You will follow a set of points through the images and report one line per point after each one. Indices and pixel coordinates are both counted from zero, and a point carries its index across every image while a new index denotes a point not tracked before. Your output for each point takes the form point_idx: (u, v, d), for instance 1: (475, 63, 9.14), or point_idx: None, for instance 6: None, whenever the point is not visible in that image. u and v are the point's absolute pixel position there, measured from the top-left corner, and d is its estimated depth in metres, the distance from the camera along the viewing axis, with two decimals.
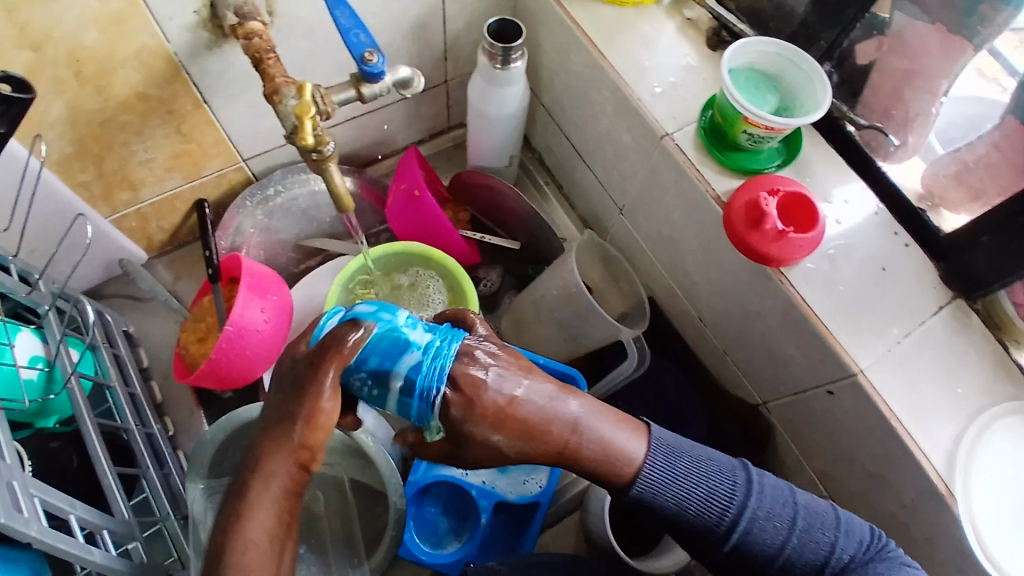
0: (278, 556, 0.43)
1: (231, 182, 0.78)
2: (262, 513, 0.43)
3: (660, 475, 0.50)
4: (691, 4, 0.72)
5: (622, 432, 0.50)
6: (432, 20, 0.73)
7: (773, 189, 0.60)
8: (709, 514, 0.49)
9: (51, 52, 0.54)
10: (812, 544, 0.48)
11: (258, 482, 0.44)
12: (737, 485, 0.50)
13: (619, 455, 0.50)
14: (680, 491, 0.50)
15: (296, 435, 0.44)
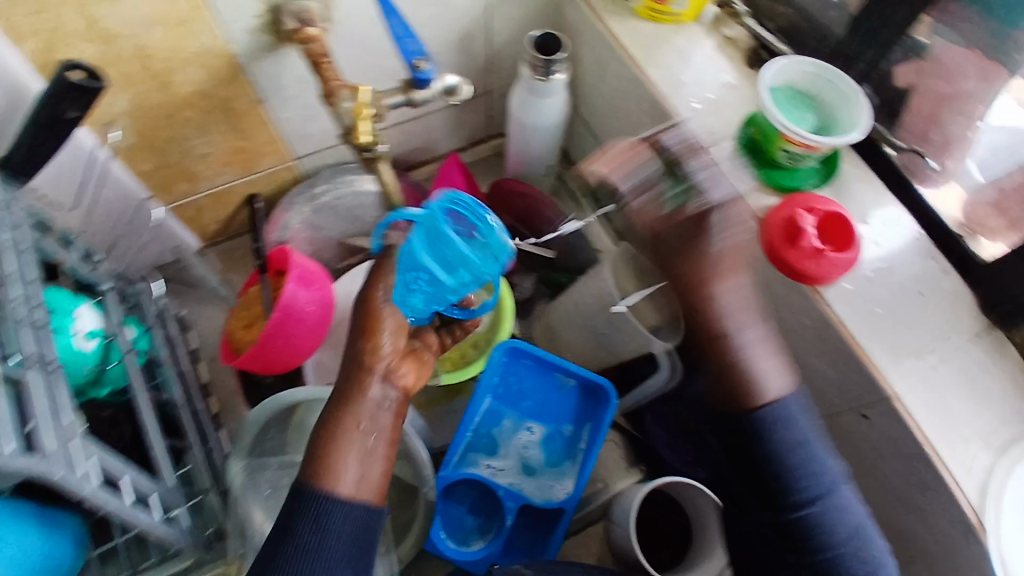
0: (367, 459, 0.51)
1: (281, 180, 0.83)
2: (353, 417, 0.52)
3: (787, 415, 0.56)
4: (730, 22, 0.73)
5: (775, 375, 0.58)
6: (477, 32, 0.76)
7: (812, 207, 0.62)
8: (805, 483, 0.55)
9: (119, 45, 0.57)
10: (863, 558, 0.55)
11: (348, 394, 0.52)
12: (825, 477, 0.56)
13: (761, 383, 0.57)
14: (795, 444, 0.56)
15: (369, 350, 0.54)
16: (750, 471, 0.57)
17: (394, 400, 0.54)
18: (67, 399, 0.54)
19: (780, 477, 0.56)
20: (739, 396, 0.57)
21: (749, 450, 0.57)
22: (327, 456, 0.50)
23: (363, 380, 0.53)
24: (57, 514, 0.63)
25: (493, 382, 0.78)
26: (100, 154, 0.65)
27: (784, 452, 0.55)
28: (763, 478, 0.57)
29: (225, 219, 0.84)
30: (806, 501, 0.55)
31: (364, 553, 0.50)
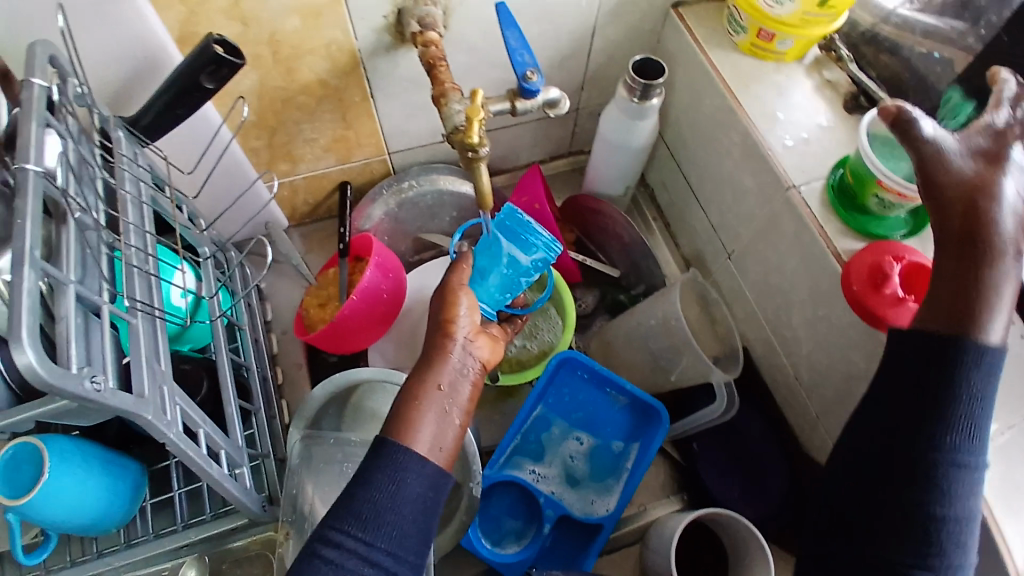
0: (442, 419, 0.53)
1: (372, 172, 0.87)
2: (430, 379, 0.53)
3: (987, 364, 0.50)
4: (832, 66, 0.74)
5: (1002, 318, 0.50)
6: (578, 51, 0.79)
7: (899, 256, 0.60)
8: (961, 436, 0.50)
9: (256, 30, 0.62)
10: (959, 530, 0.49)
11: (428, 360, 0.55)
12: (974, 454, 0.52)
13: (989, 316, 0.50)
14: (974, 394, 0.50)
15: (446, 324, 0.56)
16: (906, 394, 0.52)
17: (473, 370, 0.56)
18: (164, 349, 0.54)
19: (950, 420, 0.50)
20: (963, 316, 0.50)
21: (928, 372, 0.50)
22: (409, 414, 0.52)
23: (446, 346, 0.55)
24: (117, 458, 0.68)
25: (549, 391, 0.80)
26: (224, 134, 0.69)
27: (967, 398, 0.49)
28: (925, 403, 0.50)
29: (318, 201, 0.89)
30: (949, 449, 0.50)
31: (429, 515, 0.50)
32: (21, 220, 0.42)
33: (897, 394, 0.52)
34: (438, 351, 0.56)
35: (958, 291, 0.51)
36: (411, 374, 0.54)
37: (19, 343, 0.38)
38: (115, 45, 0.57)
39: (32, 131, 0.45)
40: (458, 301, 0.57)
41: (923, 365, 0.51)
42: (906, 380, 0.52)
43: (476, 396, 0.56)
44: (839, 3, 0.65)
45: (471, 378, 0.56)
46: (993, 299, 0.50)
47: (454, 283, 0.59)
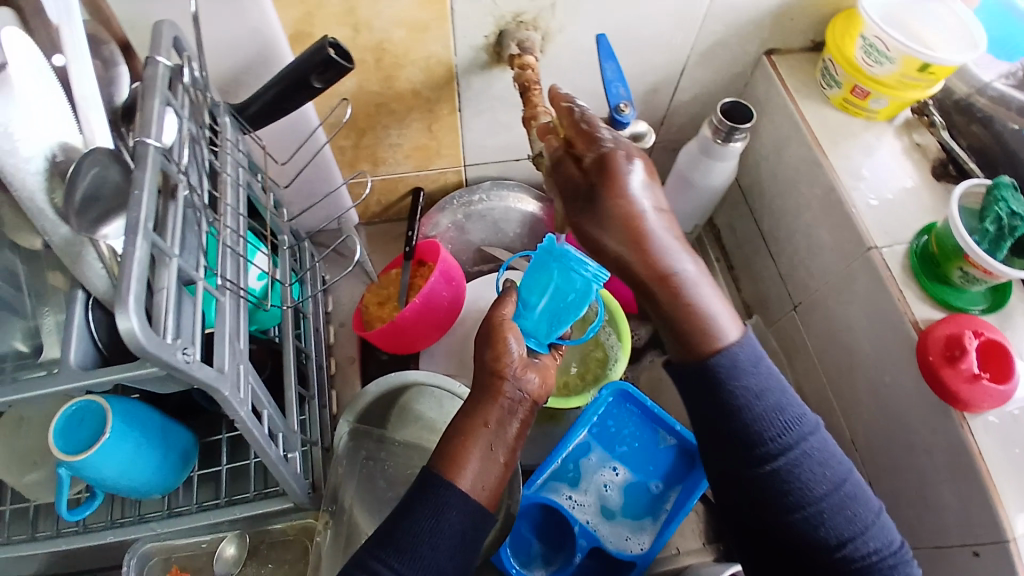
0: (488, 453, 0.56)
1: (446, 181, 0.90)
2: (478, 416, 0.57)
3: (742, 364, 0.52)
4: (923, 130, 0.74)
5: (727, 317, 0.53)
6: (665, 86, 0.80)
7: (977, 331, 0.60)
8: (778, 432, 0.51)
9: (364, 36, 0.65)
10: (845, 515, 0.51)
11: (483, 399, 0.57)
12: (800, 425, 0.52)
13: (713, 329, 0.52)
14: (754, 390, 0.52)
15: (495, 364, 0.58)
16: (701, 414, 0.54)
17: (523, 406, 0.58)
18: (243, 328, 0.57)
19: (753, 428, 0.52)
20: (691, 340, 0.53)
21: (707, 393, 0.53)
22: (457, 450, 0.55)
23: (498, 386, 0.58)
24: (172, 427, 0.70)
25: (595, 417, 0.78)
26: (318, 134, 0.73)
27: (745, 403, 0.51)
28: (730, 428, 0.52)
29: (389, 203, 0.92)
30: (775, 452, 0.52)
31: (470, 545, 0.54)
32: (138, 191, 0.44)
33: (717, 418, 0.53)
34: (490, 388, 0.58)
35: (673, 317, 0.53)
36: (464, 411, 0.58)
37: (125, 309, 0.40)
38: (234, 33, 0.60)
39: (155, 108, 0.48)
40: (506, 339, 0.59)
41: (695, 389, 0.53)
42: (693, 406, 0.54)
43: (524, 432, 0.59)
44: (940, 72, 0.64)
45: (520, 419, 0.58)
46: (705, 316, 0.52)
47: (498, 319, 0.62)
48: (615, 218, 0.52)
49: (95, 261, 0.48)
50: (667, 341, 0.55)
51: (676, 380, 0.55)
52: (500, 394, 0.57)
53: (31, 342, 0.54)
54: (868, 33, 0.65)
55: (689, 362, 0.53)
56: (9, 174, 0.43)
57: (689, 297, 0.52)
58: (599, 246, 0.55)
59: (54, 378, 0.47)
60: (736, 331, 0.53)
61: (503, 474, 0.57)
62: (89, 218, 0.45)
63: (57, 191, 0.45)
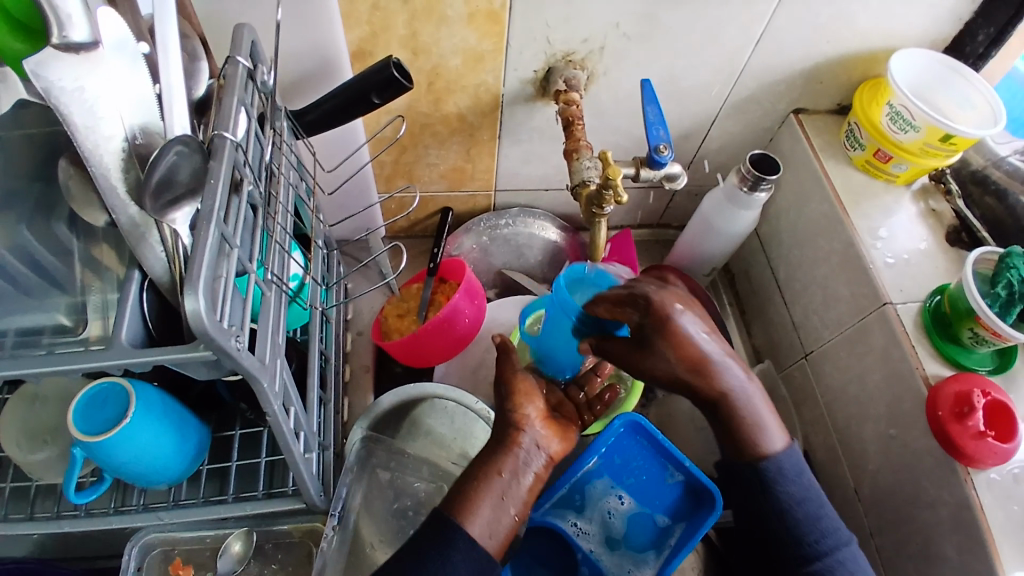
0: (501, 500, 0.59)
1: (476, 205, 0.93)
2: (491, 462, 0.60)
3: (787, 473, 0.62)
4: (939, 197, 0.78)
5: (773, 426, 0.63)
6: (695, 134, 0.83)
7: (986, 391, 0.63)
8: (818, 537, 0.61)
9: (422, 61, 0.68)
10: None
11: (503, 447, 0.61)
12: (835, 531, 0.62)
13: (765, 438, 0.63)
14: (797, 498, 0.62)
15: (511, 414, 0.63)
16: (750, 516, 0.64)
17: (540, 460, 0.62)
18: (283, 324, 0.58)
19: (795, 532, 0.62)
20: (746, 448, 0.63)
21: (758, 497, 0.63)
22: (468, 495, 0.58)
23: (516, 437, 0.61)
24: (191, 420, 0.70)
25: (603, 448, 0.77)
26: (363, 149, 0.76)
27: (788, 505, 0.61)
28: (778, 529, 0.62)
29: (418, 220, 0.96)
30: (814, 554, 0.61)
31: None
32: (213, 182, 0.46)
33: (765, 516, 0.63)
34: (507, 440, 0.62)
35: (728, 426, 0.63)
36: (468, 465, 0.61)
37: (194, 290, 0.42)
38: (302, 44, 0.63)
39: (232, 105, 0.50)
40: (522, 394, 0.63)
41: (749, 493, 0.63)
42: (745, 507, 0.64)
43: (537, 486, 0.61)
44: (960, 143, 0.69)
45: (534, 471, 0.61)
46: (759, 427, 0.62)
47: (511, 376, 0.65)
48: (681, 352, 0.58)
49: (157, 244, 0.49)
50: (725, 447, 0.65)
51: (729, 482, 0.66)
52: (518, 443, 0.61)
53: (74, 316, 0.54)
54: (895, 103, 0.71)
55: (742, 466, 0.64)
56: (88, 148, 0.44)
57: (745, 410, 0.62)
58: (657, 375, 0.60)
59: (104, 353, 0.48)
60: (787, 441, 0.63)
61: (511, 525, 0.59)
62: (161, 201, 0.46)
63: (133, 172, 0.47)
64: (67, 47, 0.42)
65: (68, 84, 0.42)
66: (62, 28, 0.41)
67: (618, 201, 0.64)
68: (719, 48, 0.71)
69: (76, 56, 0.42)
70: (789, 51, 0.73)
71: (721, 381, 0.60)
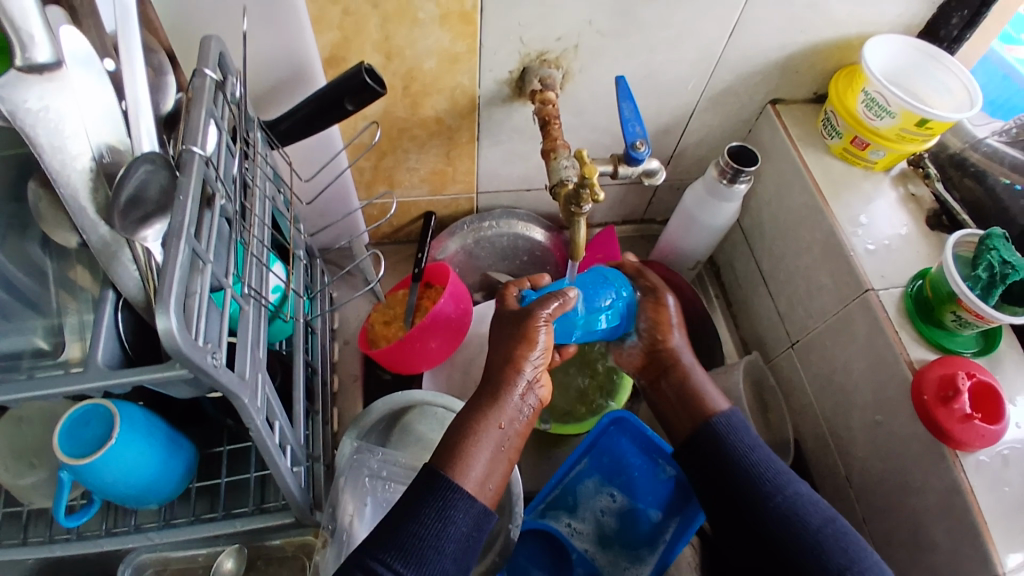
0: (496, 449, 0.58)
1: (458, 207, 0.93)
2: (487, 415, 0.59)
3: (736, 425, 0.64)
4: (918, 181, 0.79)
5: (718, 394, 0.68)
6: (674, 128, 0.83)
7: (970, 372, 0.63)
8: (772, 473, 0.60)
9: (396, 65, 0.68)
10: (843, 547, 0.55)
11: (496, 392, 0.60)
12: (788, 475, 0.61)
13: (711, 400, 0.67)
14: (749, 446, 0.62)
15: (518, 352, 0.61)
16: (704, 478, 0.63)
17: (527, 407, 0.61)
18: (264, 338, 0.58)
19: (748, 474, 0.60)
20: (696, 409, 0.66)
21: (708, 448, 0.63)
22: (460, 450, 0.57)
23: (513, 379, 0.60)
24: (177, 435, 0.69)
25: (592, 447, 0.79)
26: (341, 157, 0.76)
27: (741, 449, 0.62)
28: (733, 471, 0.61)
29: (401, 225, 0.95)
30: (772, 490, 0.59)
31: (470, 553, 0.55)
32: (182, 197, 0.45)
33: (717, 462, 0.62)
34: (503, 384, 0.60)
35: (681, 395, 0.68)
36: (464, 411, 0.60)
37: (166, 309, 0.41)
38: (273, 52, 0.62)
39: (200, 119, 0.49)
40: (538, 334, 0.62)
41: (700, 445, 0.64)
42: (699, 473, 0.63)
43: (525, 432, 0.61)
44: (937, 127, 0.69)
45: (526, 416, 0.61)
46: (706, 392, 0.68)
47: (525, 314, 0.63)
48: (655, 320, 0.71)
49: (130, 263, 0.49)
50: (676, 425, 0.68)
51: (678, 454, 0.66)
52: (516, 388, 0.60)
53: (51, 339, 0.54)
54: (870, 89, 0.71)
55: (693, 429, 0.65)
56: (55, 169, 0.44)
57: (697, 379, 0.69)
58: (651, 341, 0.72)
59: (81, 375, 0.47)
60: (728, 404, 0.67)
61: (504, 473, 0.59)
62: (132, 219, 0.46)
63: (100, 190, 0.46)
64: (31, 69, 0.41)
65: (33, 104, 0.42)
66: (26, 49, 0.41)
67: (595, 199, 0.63)
68: (694, 41, 0.71)
69: (39, 77, 0.42)
70: (764, 40, 0.72)
71: (680, 355, 0.70)
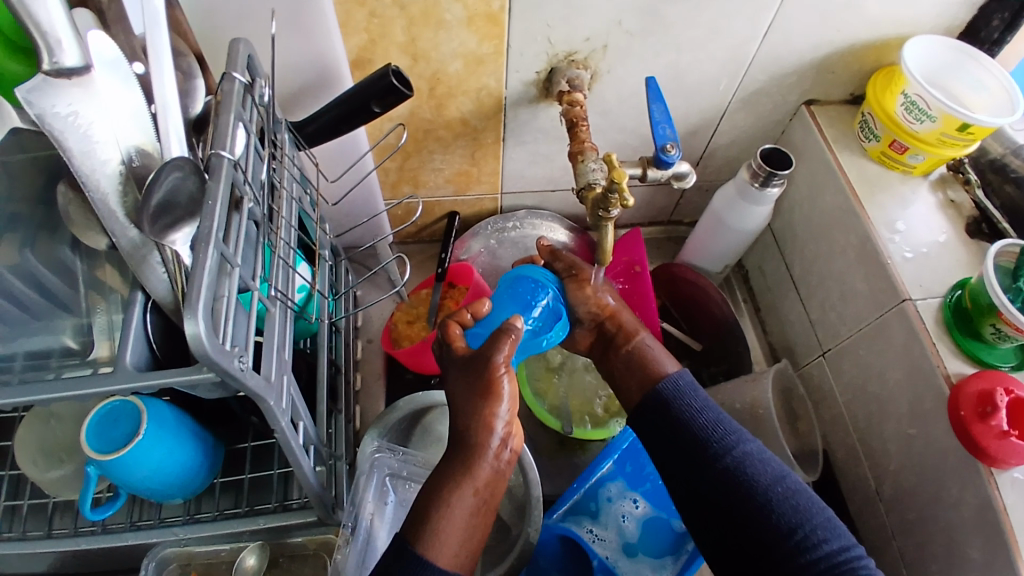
0: (473, 512, 0.55)
1: (483, 208, 0.92)
2: (457, 492, 0.54)
3: (684, 387, 0.62)
4: (958, 187, 0.76)
5: (668, 359, 0.67)
6: (703, 130, 0.82)
7: (1009, 389, 0.61)
8: (721, 432, 0.58)
9: (423, 67, 0.67)
10: (794, 506, 0.54)
11: (466, 456, 0.55)
12: (743, 436, 0.59)
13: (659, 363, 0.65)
14: (698, 407, 0.60)
15: (484, 412, 0.56)
16: (656, 441, 0.61)
17: (506, 460, 0.58)
18: (289, 340, 0.58)
19: (697, 434, 0.58)
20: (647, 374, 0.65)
21: (658, 412, 0.61)
22: (434, 526, 0.53)
23: (486, 443, 0.56)
24: (203, 432, 0.70)
25: (619, 451, 0.79)
26: (367, 158, 0.76)
27: (689, 411, 0.60)
28: (681, 432, 0.59)
29: (425, 225, 0.95)
30: (721, 450, 0.57)
31: None
32: (211, 202, 0.45)
33: (666, 425, 0.60)
34: (473, 447, 0.56)
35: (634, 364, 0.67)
36: (431, 481, 0.55)
37: (194, 314, 0.41)
38: (299, 54, 0.62)
39: (229, 122, 0.49)
40: (503, 387, 0.56)
41: (649, 409, 0.62)
42: (652, 436, 0.62)
43: (501, 490, 0.57)
44: (979, 132, 0.66)
45: (503, 472, 0.57)
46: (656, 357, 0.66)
47: (483, 360, 0.57)
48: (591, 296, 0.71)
49: (158, 265, 0.49)
50: (627, 390, 0.66)
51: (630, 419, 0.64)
52: (489, 447, 0.56)
53: (80, 338, 0.54)
54: (909, 92, 0.68)
55: (643, 394, 0.64)
56: (85, 173, 0.44)
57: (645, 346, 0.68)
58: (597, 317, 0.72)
59: (110, 377, 0.47)
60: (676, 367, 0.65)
61: (481, 537, 0.56)
62: (161, 224, 0.45)
63: (130, 195, 0.46)
64: (59, 74, 0.41)
65: (62, 110, 0.42)
66: (53, 54, 0.41)
67: (624, 204, 0.62)
68: (726, 42, 0.69)
69: (67, 82, 0.42)
70: (798, 41, 0.70)
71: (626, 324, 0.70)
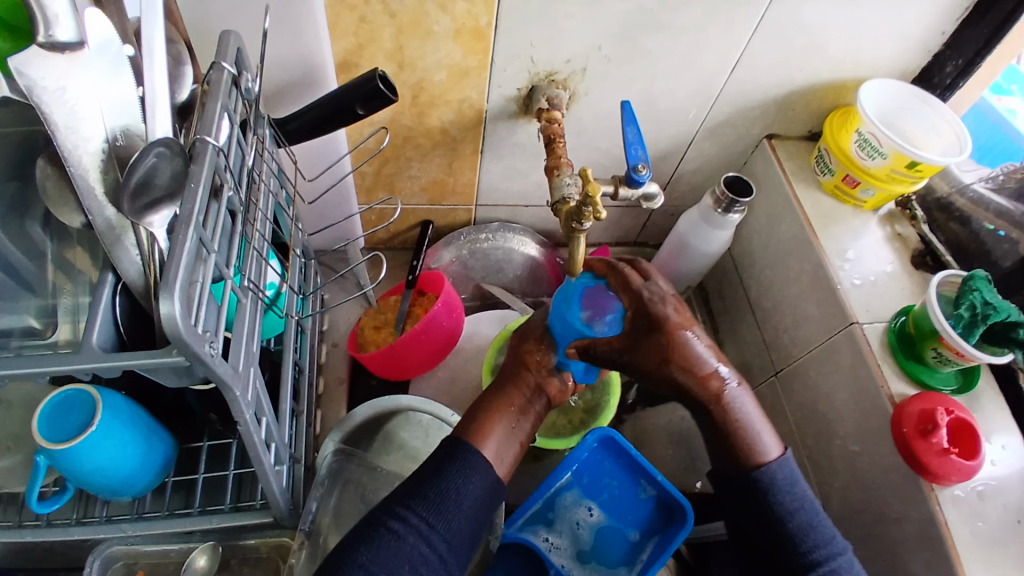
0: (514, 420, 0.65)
1: (456, 218, 0.94)
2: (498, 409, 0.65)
3: (780, 482, 0.62)
4: (905, 222, 0.82)
5: (768, 436, 0.65)
6: (672, 155, 0.86)
7: (949, 408, 0.65)
8: (813, 546, 0.60)
9: (408, 75, 0.69)
10: None
11: (516, 381, 0.67)
12: (833, 543, 0.61)
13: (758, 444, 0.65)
14: (791, 507, 0.61)
15: (524, 348, 0.70)
16: (745, 527, 0.64)
17: (541, 399, 0.68)
18: (258, 332, 0.57)
19: (791, 542, 0.61)
20: (739, 452, 0.64)
21: (749, 501, 0.63)
22: (482, 424, 0.63)
23: (523, 374, 0.68)
24: (158, 427, 0.68)
25: (576, 464, 0.79)
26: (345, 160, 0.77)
27: (784, 513, 0.61)
28: (773, 536, 0.61)
29: (397, 232, 0.96)
30: (812, 562, 0.60)
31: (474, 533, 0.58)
32: (194, 185, 0.46)
33: (758, 522, 0.62)
34: (517, 376, 0.68)
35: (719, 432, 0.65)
36: (485, 394, 0.67)
37: (169, 293, 0.41)
38: (287, 53, 0.63)
39: (215, 110, 0.50)
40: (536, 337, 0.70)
41: (742, 499, 0.63)
42: (739, 522, 0.64)
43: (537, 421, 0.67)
44: (926, 170, 0.72)
45: (538, 407, 0.67)
46: (756, 434, 0.65)
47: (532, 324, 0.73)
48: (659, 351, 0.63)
49: (132, 247, 0.48)
50: (714, 453, 0.67)
51: (722, 490, 0.66)
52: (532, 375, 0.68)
53: (42, 319, 0.53)
54: (863, 130, 0.74)
55: (736, 474, 0.64)
56: (67, 149, 0.44)
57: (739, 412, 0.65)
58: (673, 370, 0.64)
59: (75, 355, 0.46)
60: (777, 448, 0.64)
61: (516, 454, 0.64)
62: (139, 204, 0.45)
63: (111, 173, 0.46)
64: (53, 47, 0.41)
65: (50, 83, 0.42)
66: (48, 27, 0.41)
67: (597, 217, 0.63)
68: (696, 73, 0.73)
69: (60, 56, 0.41)
70: (764, 78, 0.75)
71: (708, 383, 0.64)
